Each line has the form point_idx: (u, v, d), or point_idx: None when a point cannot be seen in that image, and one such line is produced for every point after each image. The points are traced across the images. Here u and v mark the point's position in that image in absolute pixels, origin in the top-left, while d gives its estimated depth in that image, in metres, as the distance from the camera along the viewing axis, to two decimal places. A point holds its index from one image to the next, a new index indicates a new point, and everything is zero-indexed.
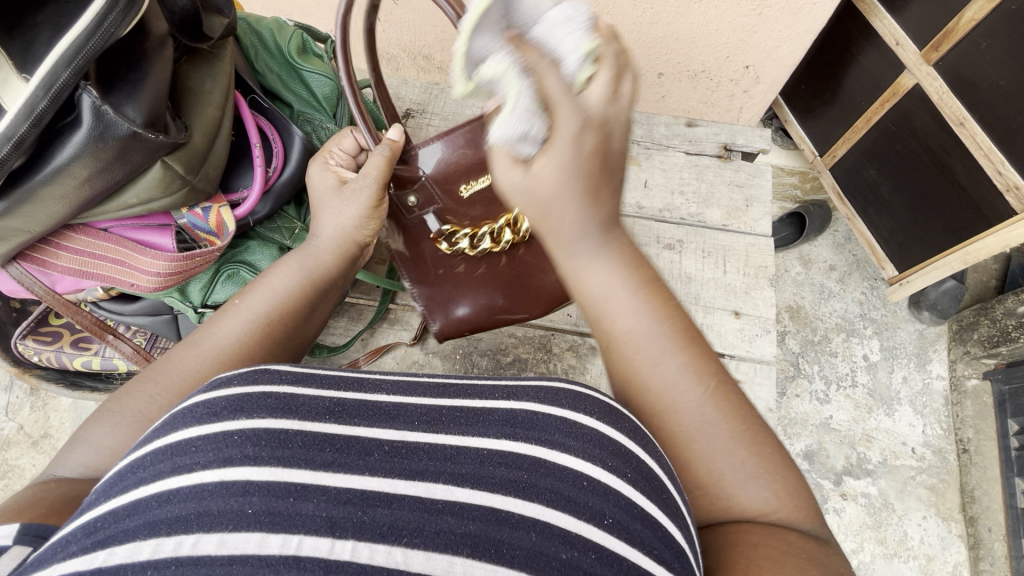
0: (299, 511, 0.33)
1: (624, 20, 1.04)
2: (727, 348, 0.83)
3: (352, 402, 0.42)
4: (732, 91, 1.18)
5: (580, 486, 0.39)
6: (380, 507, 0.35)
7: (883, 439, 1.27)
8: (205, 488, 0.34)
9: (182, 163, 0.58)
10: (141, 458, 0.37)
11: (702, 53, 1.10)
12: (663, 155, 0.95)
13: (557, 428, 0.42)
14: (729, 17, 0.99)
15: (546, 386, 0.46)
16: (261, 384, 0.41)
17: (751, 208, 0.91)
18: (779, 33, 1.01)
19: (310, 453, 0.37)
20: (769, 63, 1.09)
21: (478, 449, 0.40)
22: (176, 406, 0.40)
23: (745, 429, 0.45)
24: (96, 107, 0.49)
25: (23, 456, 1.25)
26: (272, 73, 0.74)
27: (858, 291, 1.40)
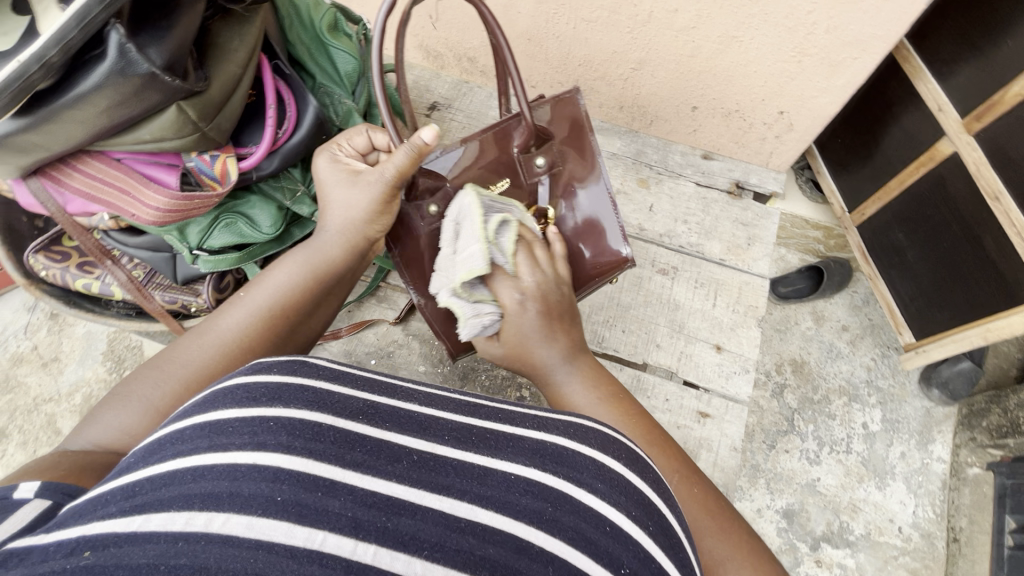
0: (327, 506, 0.37)
1: (663, 48, 1.06)
2: (701, 381, 0.82)
3: (386, 408, 0.47)
4: (763, 134, 1.17)
5: (602, 530, 0.42)
6: (405, 516, 0.38)
7: (870, 512, 1.23)
8: (239, 469, 0.38)
9: (195, 110, 0.62)
10: (181, 430, 0.41)
11: (738, 92, 1.10)
12: (673, 182, 0.96)
13: (587, 467, 0.46)
14: (768, 61, 1.00)
15: (575, 424, 0.51)
16: (298, 377, 0.46)
17: (752, 247, 0.91)
18: (816, 83, 1.01)
19: (340, 451, 0.41)
20: (803, 111, 1.08)
21: (507, 473, 0.44)
22: (214, 385, 0.45)
23: (723, 513, 0.60)
24: (122, 44, 0.53)
25: (31, 375, 1.31)
26: (301, 45, 0.79)
27: (867, 356, 1.37)
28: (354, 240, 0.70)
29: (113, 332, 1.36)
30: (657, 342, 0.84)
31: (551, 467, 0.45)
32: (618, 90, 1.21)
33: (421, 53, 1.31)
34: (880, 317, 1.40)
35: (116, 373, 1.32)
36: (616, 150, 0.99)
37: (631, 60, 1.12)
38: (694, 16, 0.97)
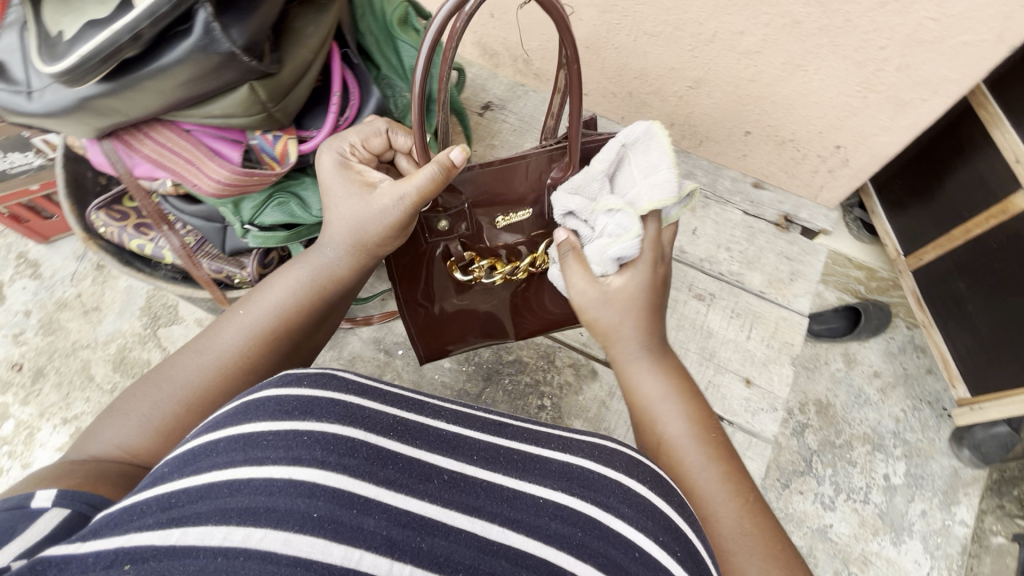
0: (363, 524, 0.43)
1: (724, 70, 1.05)
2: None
3: (416, 425, 0.55)
4: (816, 167, 1.14)
5: (632, 556, 0.47)
6: (437, 538, 0.45)
7: (881, 567, 1.18)
8: (275, 483, 0.43)
9: (265, 91, 0.64)
10: (216, 443, 0.46)
11: (796, 121, 1.07)
12: None
13: (612, 492, 0.53)
14: (832, 94, 0.97)
15: (599, 447, 0.59)
16: (328, 392, 0.52)
17: None
18: (880, 121, 0.97)
19: (373, 468, 0.48)
20: (862, 148, 1.05)
21: (535, 497, 0.52)
22: (246, 397, 0.50)
23: (777, 545, 0.58)
24: (208, 23, 0.55)
25: (72, 321, 1.37)
26: (371, 36, 0.80)
27: (897, 406, 1.33)
28: (359, 254, 0.70)
29: (151, 289, 1.41)
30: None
31: (576, 491, 0.53)
32: (671, 106, 1.20)
33: (477, 50, 1.32)
34: (916, 368, 1.36)
35: (150, 329, 1.37)
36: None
37: (689, 78, 1.11)
38: (759, 41, 0.96)
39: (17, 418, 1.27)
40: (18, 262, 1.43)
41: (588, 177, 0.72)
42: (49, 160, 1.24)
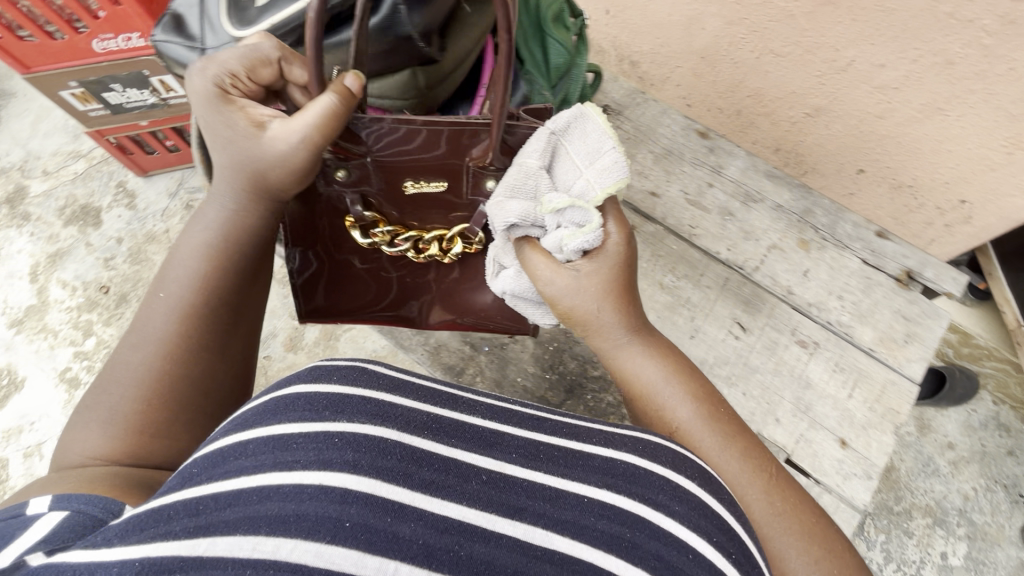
0: (399, 532, 0.37)
1: (850, 102, 0.98)
2: (814, 471, 0.76)
3: (454, 422, 0.48)
4: (931, 219, 1.06)
5: (688, 557, 0.41)
6: (478, 543, 0.39)
7: None
8: (306, 490, 0.37)
9: (425, 77, 0.66)
10: (245, 442, 0.41)
11: (920, 167, 0.99)
12: (837, 253, 0.89)
13: (660, 488, 0.46)
14: (971, 144, 0.90)
15: (643, 440, 0.51)
16: (360, 388, 0.45)
17: (909, 346, 0.82)
18: (1019, 182, 0.89)
19: (406, 468, 0.41)
20: (991, 208, 0.96)
21: (580, 496, 0.45)
22: (277, 391, 0.44)
23: (810, 520, 0.55)
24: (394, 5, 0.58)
25: (158, 254, 1.44)
26: (520, 28, 0.76)
27: (969, 483, 1.24)
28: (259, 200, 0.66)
29: None
30: (777, 417, 0.78)
31: (619, 485, 0.46)
32: (781, 131, 1.14)
33: None
34: (996, 447, 1.26)
35: None
36: (782, 203, 0.93)
37: (809, 105, 1.05)
38: (900, 77, 0.89)
39: (98, 336, 1.35)
40: (118, 190, 1.52)
41: (526, 173, 0.62)
42: (162, 100, 1.29)
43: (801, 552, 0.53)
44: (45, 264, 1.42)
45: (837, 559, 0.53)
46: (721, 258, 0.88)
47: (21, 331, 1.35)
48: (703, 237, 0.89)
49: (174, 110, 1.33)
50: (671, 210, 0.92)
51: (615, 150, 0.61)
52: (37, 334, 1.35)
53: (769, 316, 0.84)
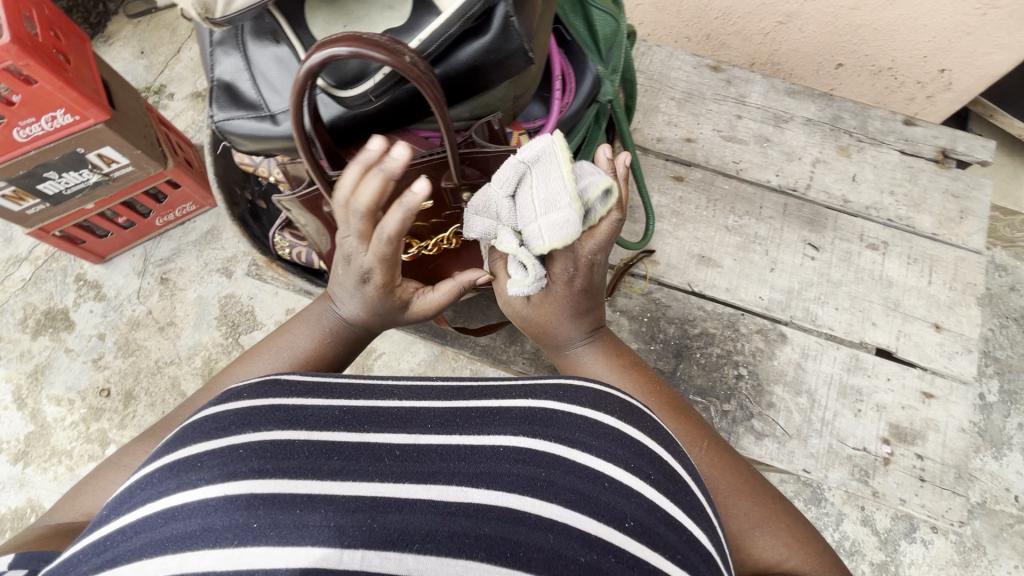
0: (306, 521, 0.34)
1: (823, 1, 0.99)
2: (923, 360, 0.78)
3: (364, 409, 0.44)
4: (913, 93, 1.11)
5: (601, 486, 0.40)
6: (391, 513, 0.36)
7: (986, 481, 1.23)
8: (210, 504, 0.34)
9: (521, 86, 0.57)
10: (148, 474, 0.38)
11: (898, 48, 1.02)
12: (876, 150, 0.88)
13: (578, 427, 0.43)
14: (943, 14, 0.92)
15: (564, 384, 0.47)
16: (270, 398, 0.42)
17: (965, 221, 0.84)
18: (997, 39, 0.93)
19: (315, 463, 0.38)
20: (971, 70, 1.00)
21: (496, 447, 0.41)
22: (185, 421, 0.42)
23: (743, 482, 0.54)
24: (506, 18, 0.47)
25: (150, 339, 1.33)
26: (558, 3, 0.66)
27: (988, 325, 1.35)
28: (377, 327, 0.62)
29: (224, 296, 1.36)
30: (874, 320, 0.80)
31: (540, 432, 0.42)
32: (755, 45, 1.14)
33: None
34: (1000, 287, 1.37)
35: (231, 337, 1.33)
36: (811, 116, 0.91)
37: (779, 12, 1.04)
38: None
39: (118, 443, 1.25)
40: (78, 283, 1.38)
41: (489, 201, 0.56)
42: (105, 176, 1.14)
43: (749, 513, 0.51)
44: (29, 384, 1.30)
45: (809, 543, 0.51)
46: (774, 185, 0.88)
47: (30, 463, 1.24)
48: (749, 169, 0.88)
49: (119, 182, 1.18)
50: (711, 151, 0.90)
51: (570, 208, 0.50)
52: (48, 461, 1.24)
53: (835, 229, 0.85)
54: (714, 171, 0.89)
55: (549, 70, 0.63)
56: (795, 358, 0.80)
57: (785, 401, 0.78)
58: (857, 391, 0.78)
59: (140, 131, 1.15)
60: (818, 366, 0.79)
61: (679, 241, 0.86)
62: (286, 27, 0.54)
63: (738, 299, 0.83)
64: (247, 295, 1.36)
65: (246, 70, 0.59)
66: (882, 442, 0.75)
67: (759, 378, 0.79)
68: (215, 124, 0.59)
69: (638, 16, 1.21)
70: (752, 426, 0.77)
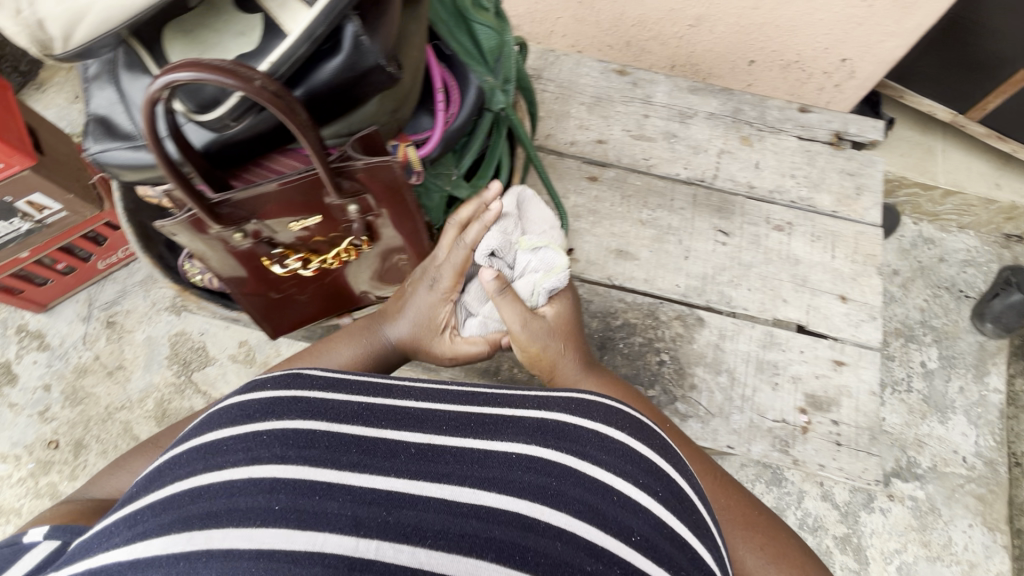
0: (325, 508, 0.40)
1: (725, 3, 1.05)
2: (831, 330, 0.82)
3: (380, 408, 0.49)
4: (822, 83, 1.17)
5: (610, 499, 0.45)
6: (405, 509, 0.41)
7: (934, 445, 1.28)
8: (235, 484, 0.41)
9: (393, 101, 0.58)
10: (179, 454, 0.45)
11: (800, 42, 1.09)
12: (775, 138, 0.94)
13: (589, 440, 0.48)
14: (834, 8, 0.99)
15: (579, 399, 0.52)
16: (292, 390, 0.49)
17: (862, 196, 0.89)
18: (886, 27, 0.99)
19: (336, 455, 0.44)
20: (868, 58, 1.07)
21: (507, 453, 0.46)
22: (214, 406, 0.49)
23: (745, 516, 0.60)
24: (357, 37, 0.50)
25: (99, 385, 1.30)
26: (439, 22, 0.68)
27: (921, 297, 1.41)
28: (415, 356, 0.69)
29: (174, 334, 1.34)
30: (785, 296, 0.84)
31: (554, 443, 0.47)
32: (671, 49, 1.19)
33: None
34: (929, 259, 1.43)
35: (184, 375, 1.31)
36: (714, 110, 0.96)
37: (688, 16, 1.10)
38: None
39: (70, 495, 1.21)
40: (20, 335, 1.35)
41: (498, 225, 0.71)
42: (37, 223, 1.13)
43: (754, 551, 0.57)
44: None
45: (798, 564, 0.57)
46: (683, 178, 0.92)
47: None
48: (659, 165, 0.92)
49: (53, 229, 1.17)
50: (622, 150, 0.94)
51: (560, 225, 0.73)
52: None
53: (743, 215, 0.89)
54: (625, 169, 0.93)
55: (430, 83, 0.65)
56: (714, 340, 0.83)
57: (706, 381, 0.81)
58: (773, 365, 0.81)
59: (72, 175, 1.15)
60: (736, 346, 0.82)
61: (597, 237, 0.88)
62: (145, 57, 0.55)
63: (656, 289, 0.86)
64: (198, 331, 1.34)
65: (120, 104, 0.60)
66: (799, 412, 0.78)
67: (680, 363, 0.82)
68: (91, 156, 0.60)
69: (554, 29, 1.25)
70: (676, 410, 0.79)
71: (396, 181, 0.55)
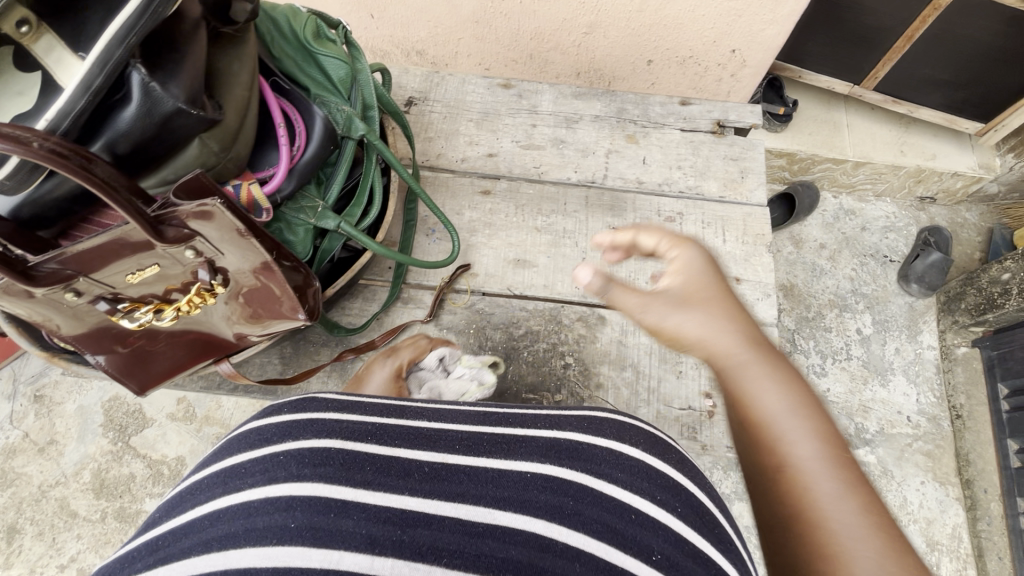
0: (341, 526, 0.37)
1: (612, 9, 1.08)
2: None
3: (393, 427, 0.46)
4: (720, 74, 1.21)
5: (628, 519, 0.41)
6: (420, 529, 0.38)
7: (880, 409, 1.31)
8: (251, 505, 0.38)
9: (217, 141, 0.59)
10: (201, 481, 0.42)
11: (691, 39, 1.13)
12: (659, 132, 0.97)
13: (604, 457, 0.45)
14: (713, 4, 1.03)
15: (590, 416, 0.50)
16: (308, 411, 0.46)
17: (746, 178, 0.93)
18: (763, 16, 1.04)
19: (351, 473, 0.41)
20: (755, 46, 1.12)
21: (521, 472, 0.44)
22: (237, 429, 0.47)
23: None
24: (145, 84, 0.51)
25: (29, 464, 1.21)
26: (289, 59, 0.73)
27: (849, 267, 1.45)
28: None
29: (108, 401, 1.24)
30: None
31: (569, 462, 0.45)
32: (573, 57, 1.22)
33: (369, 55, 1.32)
34: (852, 230, 1.49)
35: (121, 442, 1.21)
36: (598, 113, 0.99)
37: (582, 25, 1.13)
38: None
39: None
40: None
41: None
42: None
43: None
44: None
45: None
46: (574, 181, 0.94)
47: None
48: (549, 172, 0.94)
49: None
50: (512, 161, 0.95)
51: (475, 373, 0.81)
52: None
53: (634, 210, 0.91)
54: (518, 180, 0.94)
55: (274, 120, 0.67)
56: (616, 336, 0.84)
57: (612, 378, 0.82)
58: (676, 354, 0.83)
59: None
60: (638, 340, 0.84)
61: (494, 249, 0.90)
62: None
63: (556, 292, 0.87)
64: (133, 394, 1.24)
65: None
66: (704, 396, 0.81)
67: (584, 363, 0.83)
68: None
69: (452, 53, 1.28)
70: None
71: (227, 221, 0.54)
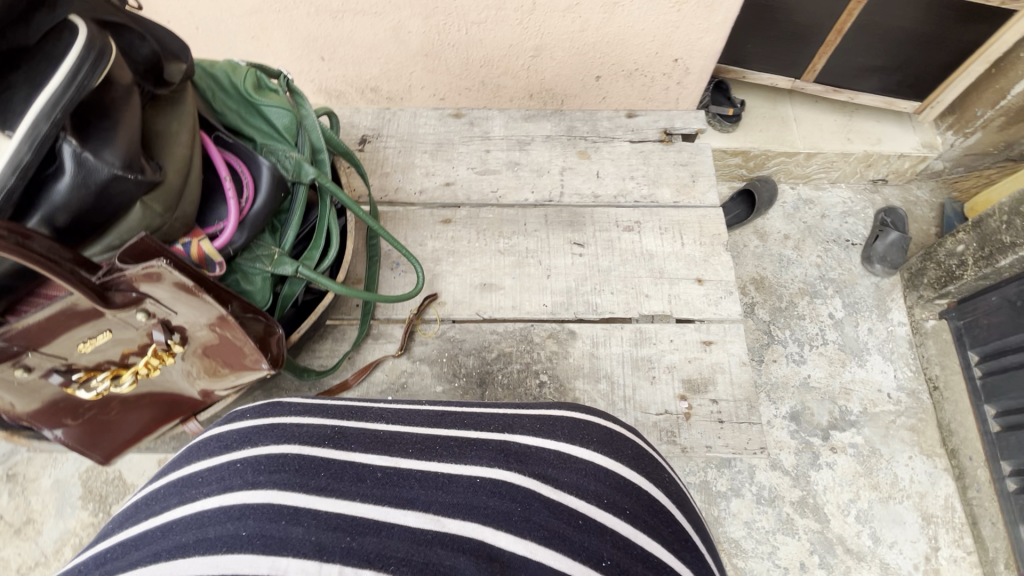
0: (289, 534, 0.38)
1: (555, 31, 1.12)
2: (696, 314, 0.87)
3: (353, 430, 0.46)
4: (666, 83, 1.25)
5: (575, 525, 0.42)
6: (368, 535, 0.38)
7: (861, 389, 1.33)
8: (206, 514, 0.39)
9: (160, 202, 0.60)
10: (157, 490, 0.43)
11: (633, 53, 1.17)
12: (609, 146, 0.99)
13: (549, 462, 0.46)
14: (650, 18, 1.08)
15: (545, 416, 0.51)
16: (270, 415, 0.47)
17: (698, 182, 0.96)
18: (699, 26, 1.09)
19: (304, 479, 0.41)
20: (696, 54, 1.16)
21: (471, 478, 0.44)
22: (197, 437, 0.47)
23: None
24: (77, 154, 0.52)
25: (5, 547, 1.13)
26: (231, 111, 0.74)
27: (814, 254, 1.49)
28: None
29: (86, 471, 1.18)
30: (646, 292, 0.89)
31: (517, 467, 0.45)
32: (523, 80, 1.25)
33: (322, 96, 1.33)
34: (813, 218, 1.53)
35: (102, 512, 1.17)
36: (549, 133, 1.01)
37: (528, 49, 1.16)
38: None
39: None
40: None
41: None
42: None
43: None
44: None
45: None
46: (532, 201, 0.95)
47: None
48: (507, 195, 0.96)
49: None
50: (470, 188, 0.97)
51: None
52: None
53: (593, 224, 0.93)
54: (477, 205, 0.96)
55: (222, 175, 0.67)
56: (588, 348, 0.85)
57: (588, 391, 0.83)
58: (648, 360, 0.84)
59: None
60: (610, 350, 0.85)
61: (459, 276, 0.90)
62: None
63: (524, 312, 0.88)
64: None
65: None
66: (680, 399, 0.82)
67: (559, 380, 0.84)
68: None
69: (403, 88, 1.30)
70: None
71: (176, 280, 0.54)
